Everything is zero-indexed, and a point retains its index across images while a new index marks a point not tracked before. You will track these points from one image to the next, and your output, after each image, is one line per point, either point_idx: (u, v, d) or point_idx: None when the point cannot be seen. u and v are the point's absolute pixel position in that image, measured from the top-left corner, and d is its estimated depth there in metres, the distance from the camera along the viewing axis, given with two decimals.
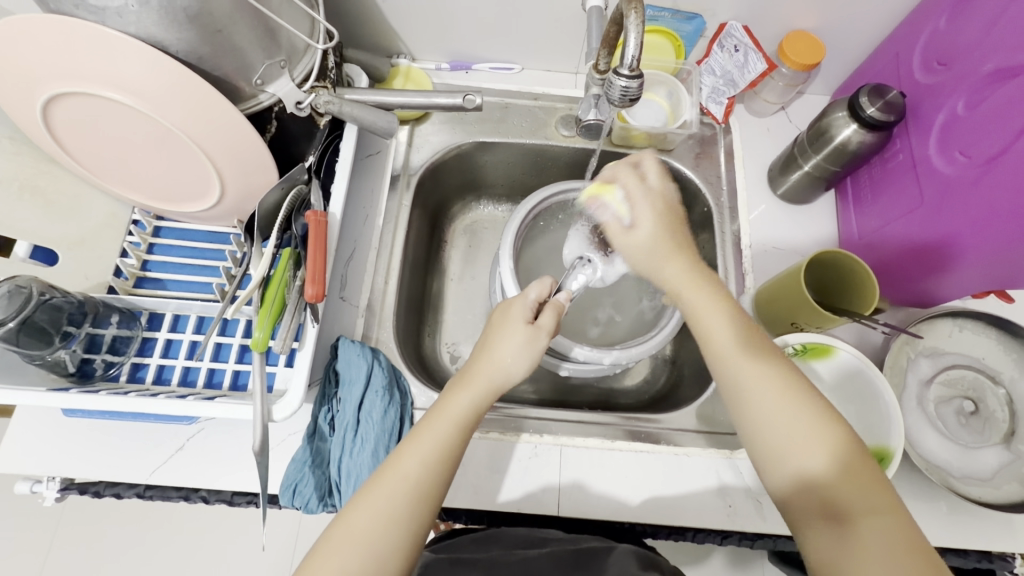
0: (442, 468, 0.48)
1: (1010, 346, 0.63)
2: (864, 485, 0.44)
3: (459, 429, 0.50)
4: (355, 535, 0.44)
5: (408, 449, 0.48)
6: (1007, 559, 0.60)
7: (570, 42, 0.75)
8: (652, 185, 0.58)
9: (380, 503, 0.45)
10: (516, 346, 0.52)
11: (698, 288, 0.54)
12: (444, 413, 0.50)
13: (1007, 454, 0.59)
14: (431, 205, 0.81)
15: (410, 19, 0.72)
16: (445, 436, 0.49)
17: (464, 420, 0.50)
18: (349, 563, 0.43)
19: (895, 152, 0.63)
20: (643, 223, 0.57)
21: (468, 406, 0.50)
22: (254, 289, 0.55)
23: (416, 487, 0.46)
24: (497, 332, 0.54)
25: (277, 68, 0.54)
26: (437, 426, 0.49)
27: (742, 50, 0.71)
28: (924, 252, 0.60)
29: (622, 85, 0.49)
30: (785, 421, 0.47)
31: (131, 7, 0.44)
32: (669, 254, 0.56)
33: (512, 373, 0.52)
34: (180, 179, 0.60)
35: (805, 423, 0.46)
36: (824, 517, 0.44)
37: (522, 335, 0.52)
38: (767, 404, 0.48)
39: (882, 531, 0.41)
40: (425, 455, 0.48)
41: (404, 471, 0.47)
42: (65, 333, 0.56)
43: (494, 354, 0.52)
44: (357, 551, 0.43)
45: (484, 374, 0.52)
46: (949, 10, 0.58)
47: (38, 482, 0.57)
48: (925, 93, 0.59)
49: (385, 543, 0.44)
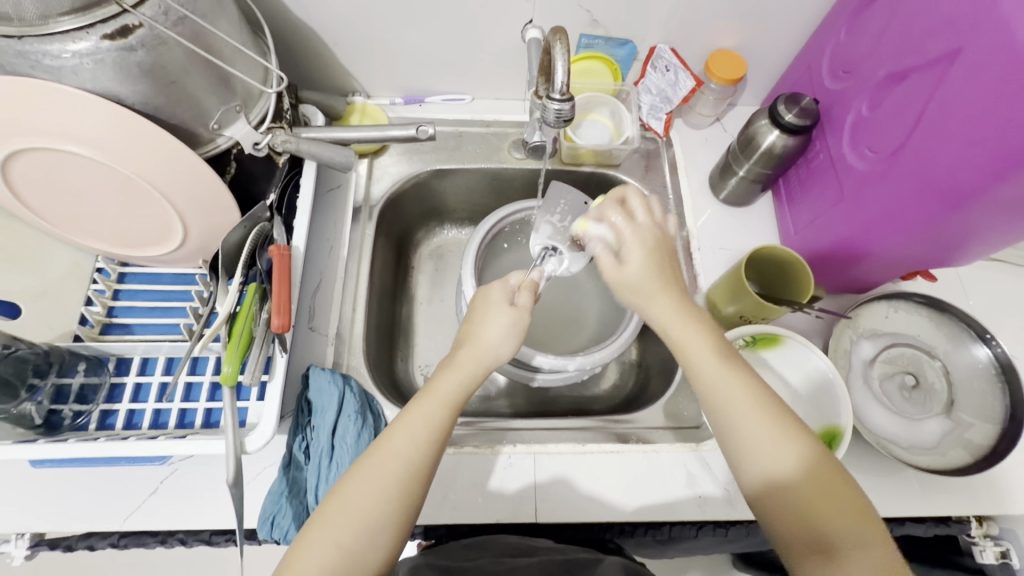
0: (431, 446, 0.49)
1: (940, 321, 0.68)
2: (853, 513, 0.45)
3: (447, 407, 0.51)
4: (349, 512, 0.45)
5: (399, 429, 0.49)
6: (962, 522, 0.64)
7: (514, 72, 0.80)
8: (641, 223, 0.56)
9: (372, 477, 0.46)
10: (502, 326, 0.54)
11: (689, 320, 0.53)
12: (434, 393, 0.51)
13: (948, 422, 0.63)
14: (395, 233, 0.84)
15: (361, 59, 0.76)
16: (435, 416, 0.50)
17: (453, 400, 0.51)
18: (340, 536, 0.44)
19: (816, 153, 0.69)
20: (632, 259, 0.55)
21: (456, 390, 0.52)
22: (221, 324, 0.56)
23: (408, 464, 0.48)
24: (485, 321, 0.55)
25: (233, 113, 0.57)
26: (428, 406, 0.51)
27: (673, 70, 0.77)
28: (849, 242, 0.65)
29: (556, 108, 0.53)
30: (771, 453, 0.47)
31: (86, 65, 0.46)
32: (657, 290, 0.54)
33: (500, 353, 0.54)
34: (142, 226, 0.61)
35: (793, 452, 0.47)
36: (814, 549, 0.44)
37: (508, 316, 0.55)
38: (755, 436, 0.48)
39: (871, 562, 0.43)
40: (417, 435, 0.49)
41: (397, 449, 0.48)
42: (31, 385, 0.56)
43: (479, 331, 0.55)
44: (350, 522, 0.45)
45: (473, 358, 0.53)
46: (846, 24, 0.65)
47: (6, 541, 0.56)
48: (836, 98, 0.66)
49: (379, 519, 0.46)
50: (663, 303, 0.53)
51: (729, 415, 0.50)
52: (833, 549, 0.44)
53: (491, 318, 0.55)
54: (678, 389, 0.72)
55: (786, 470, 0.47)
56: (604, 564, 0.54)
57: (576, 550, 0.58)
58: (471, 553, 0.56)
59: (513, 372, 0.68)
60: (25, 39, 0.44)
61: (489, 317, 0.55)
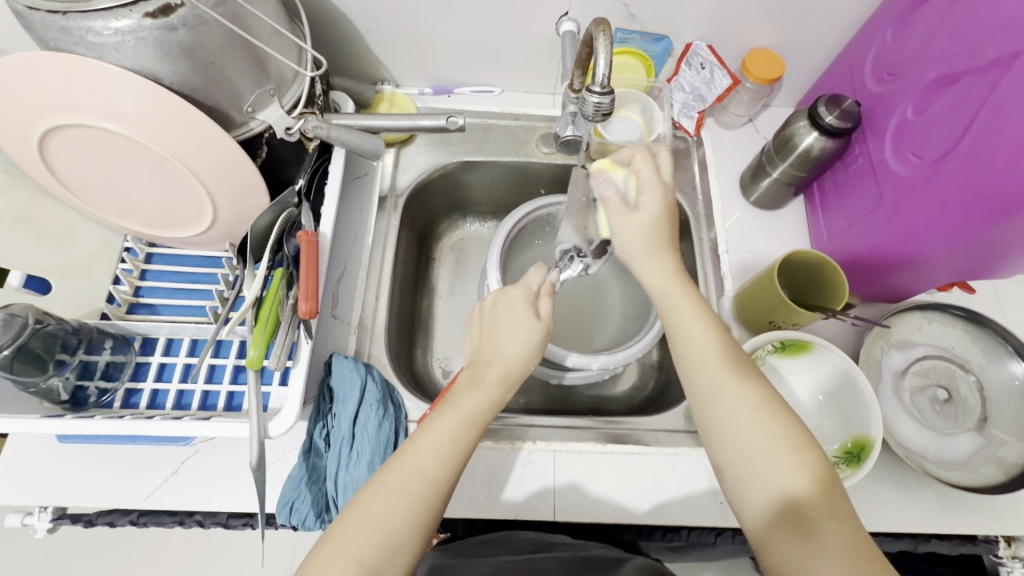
0: (451, 462, 0.48)
1: (975, 335, 0.66)
2: (825, 486, 0.43)
3: (468, 423, 0.50)
4: (370, 524, 0.44)
5: (422, 442, 0.48)
6: (991, 542, 0.62)
7: (546, 66, 0.79)
8: (663, 177, 0.56)
9: (395, 490, 0.45)
10: (530, 338, 0.53)
11: (681, 288, 0.53)
12: (457, 407, 0.50)
13: (980, 439, 0.61)
14: (419, 224, 0.83)
15: (393, 47, 0.75)
16: (458, 429, 0.49)
17: (480, 418, 0.50)
18: (363, 552, 0.43)
19: (855, 157, 0.67)
20: (648, 207, 0.55)
21: (486, 406, 0.51)
22: (248, 309, 0.56)
23: (432, 481, 0.46)
24: (510, 322, 0.54)
25: (267, 97, 0.56)
26: (448, 419, 0.49)
27: (708, 68, 0.75)
28: (887, 250, 0.63)
29: (595, 101, 0.52)
30: (751, 420, 0.46)
31: (128, 43, 0.46)
32: (661, 248, 0.55)
33: (529, 365, 0.53)
34: (174, 206, 0.61)
35: (774, 422, 0.46)
36: (784, 517, 0.43)
37: (535, 327, 0.53)
38: (733, 399, 0.48)
39: (839, 535, 0.41)
40: (440, 449, 0.48)
41: (421, 464, 0.47)
42: (59, 360, 0.57)
43: (501, 334, 0.54)
44: (373, 537, 0.44)
45: (500, 372, 0.52)
46: (893, 24, 0.63)
47: (29, 514, 0.57)
48: (879, 101, 0.64)
49: (401, 533, 0.44)
50: (659, 264, 0.54)
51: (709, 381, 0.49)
52: (806, 521, 0.42)
53: (522, 316, 0.54)
54: None
55: (764, 432, 0.46)
56: (623, 567, 0.52)
57: (596, 548, 0.57)
58: (490, 548, 0.56)
59: (541, 372, 0.69)
60: (69, 14, 0.44)
61: (515, 317, 0.54)
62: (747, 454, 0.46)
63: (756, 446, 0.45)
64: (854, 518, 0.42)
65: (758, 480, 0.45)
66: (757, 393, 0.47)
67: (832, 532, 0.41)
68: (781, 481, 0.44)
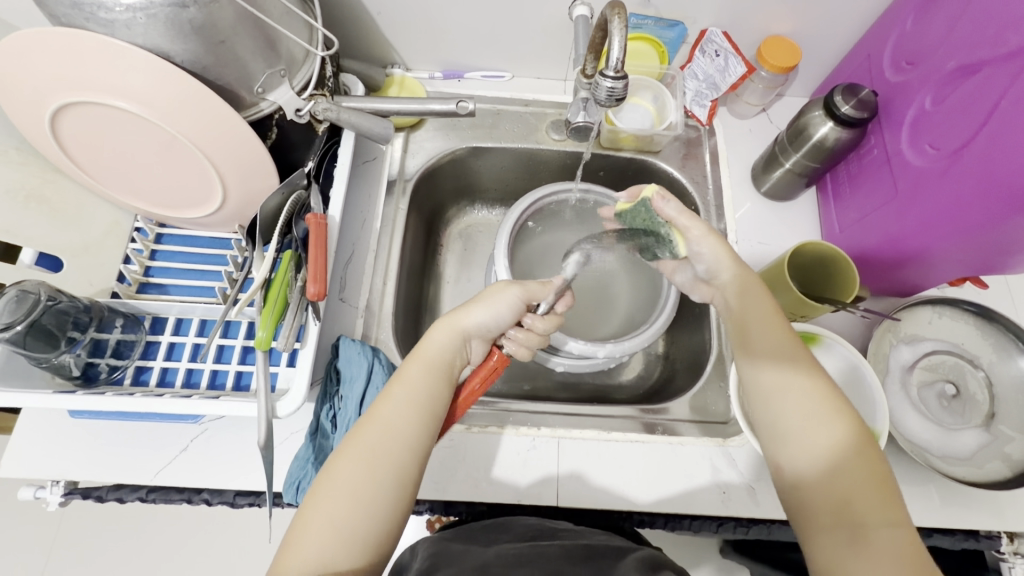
0: (424, 418, 0.49)
1: (987, 330, 0.65)
2: (882, 491, 0.44)
3: (431, 373, 0.51)
4: (345, 480, 0.45)
5: (386, 397, 0.49)
6: (993, 537, 0.61)
7: (558, 51, 0.78)
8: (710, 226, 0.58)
9: (366, 450, 0.46)
10: (488, 301, 0.55)
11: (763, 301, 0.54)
12: (418, 355, 0.52)
13: (985, 436, 0.61)
14: (427, 209, 0.83)
15: (403, 30, 0.75)
16: (420, 378, 0.51)
17: (435, 363, 0.52)
18: (339, 508, 0.44)
19: (870, 148, 0.66)
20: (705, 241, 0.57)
21: (437, 350, 0.53)
22: (257, 290, 0.56)
23: (395, 430, 0.48)
24: (486, 303, 0.55)
25: (277, 77, 0.56)
26: (413, 368, 0.51)
27: (722, 55, 0.74)
28: (898, 242, 0.63)
29: (608, 85, 0.51)
30: (803, 426, 0.48)
31: (138, 20, 0.46)
32: (735, 263, 0.56)
33: (479, 321, 0.55)
34: (184, 187, 0.62)
35: (839, 430, 0.47)
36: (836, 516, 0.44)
37: (501, 288, 0.57)
38: (798, 408, 0.48)
39: (895, 541, 0.41)
40: (403, 401, 0.49)
41: (384, 416, 0.48)
42: (71, 337, 0.56)
43: (471, 311, 0.55)
44: (346, 497, 0.44)
45: (453, 321, 0.54)
46: (914, 12, 0.62)
47: (41, 487, 0.58)
48: (896, 91, 0.63)
49: (384, 486, 0.46)
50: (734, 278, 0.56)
51: (780, 392, 0.50)
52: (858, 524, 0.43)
53: (500, 298, 0.56)
54: (705, 383, 0.71)
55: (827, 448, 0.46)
56: (622, 564, 0.49)
57: (598, 537, 0.56)
58: (491, 535, 0.56)
59: (540, 357, 0.69)
60: None
61: (490, 301, 0.55)
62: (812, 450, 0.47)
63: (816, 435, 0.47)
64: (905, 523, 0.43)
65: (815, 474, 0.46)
66: (817, 399, 0.48)
67: (889, 536, 0.42)
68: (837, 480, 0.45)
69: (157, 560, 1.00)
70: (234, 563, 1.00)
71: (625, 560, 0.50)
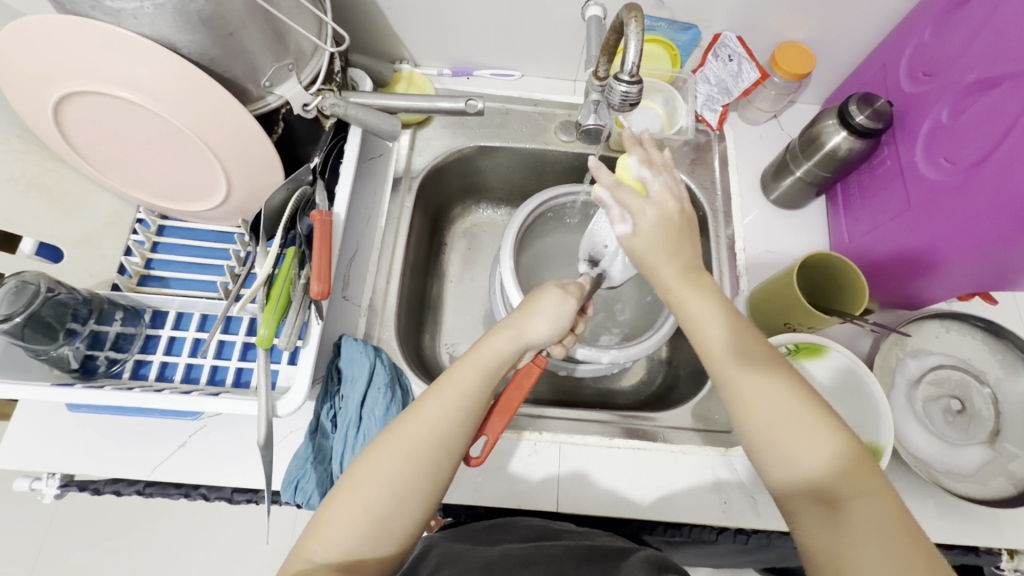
0: (465, 419, 0.49)
1: (994, 346, 0.65)
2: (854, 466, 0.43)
3: (485, 378, 0.50)
4: (377, 479, 0.45)
5: (429, 397, 0.49)
6: (994, 553, 0.61)
7: (569, 51, 0.77)
8: (656, 196, 0.54)
9: (403, 442, 0.46)
10: (546, 309, 0.55)
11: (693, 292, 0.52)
12: (472, 356, 0.51)
13: (990, 452, 0.61)
14: (432, 208, 0.82)
15: (413, 26, 0.74)
16: (468, 380, 0.50)
17: (487, 367, 0.51)
18: (369, 503, 0.44)
19: (883, 159, 0.65)
20: (645, 221, 0.53)
21: (494, 355, 0.51)
22: (260, 286, 0.55)
23: (437, 430, 0.47)
24: (548, 316, 0.54)
25: (285, 71, 0.55)
26: (464, 370, 0.50)
27: (736, 60, 0.73)
28: (909, 256, 0.62)
29: (623, 90, 0.51)
30: (771, 411, 0.46)
31: (146, 9, 0.44)
32: (669, 255, 0.53)
33: (539, 331, 0.54)
34: (189, 179, 0.61)
35: (801, 416, 0.45)
36: (818, 501, 0.42)
37: (555, 295, 0.56)
38: (761, 394, 0.46)
39: (871, 515, 0.40)
40: (447, 401, 0.48)
41: (427, 414, 0.47)
42: (70, 329, 0.56)
43: (532, 316, 0.54)
44: (381, 488, 0.44)
45: (511, 326, 0.53)
46: (933, 23, 0.61)
47: (38, 479, 0.58)
48: (911, 102, 0.62)
49: (414, 486, 0.45)
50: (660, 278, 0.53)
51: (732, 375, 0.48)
52: (835, 503, 0.42)
53: (566, 314, 0.55)
54: (709, 392, 0.70)
55: (792, 431, 0.45)
56: (626, 565, 0.49)
57: (601, 538, 0.56)
58: (495, 535, 0.55)
59: (552, 362, 0.70)
60: None
61: (555, 315, 0.55)
62: (778, 433, 0.45)
63: (779, 418, 0.45)
64: (891, 495, 0.41)
65: (783, 454, 0.45)
66: (774, 383, 0.47)
67: (868, 509, 0.40)
68: (803, 460, 0.44)
69: (151, 554, 1.00)
70: (228, 560, 1.00)
71: (629, 560, 0.50)
